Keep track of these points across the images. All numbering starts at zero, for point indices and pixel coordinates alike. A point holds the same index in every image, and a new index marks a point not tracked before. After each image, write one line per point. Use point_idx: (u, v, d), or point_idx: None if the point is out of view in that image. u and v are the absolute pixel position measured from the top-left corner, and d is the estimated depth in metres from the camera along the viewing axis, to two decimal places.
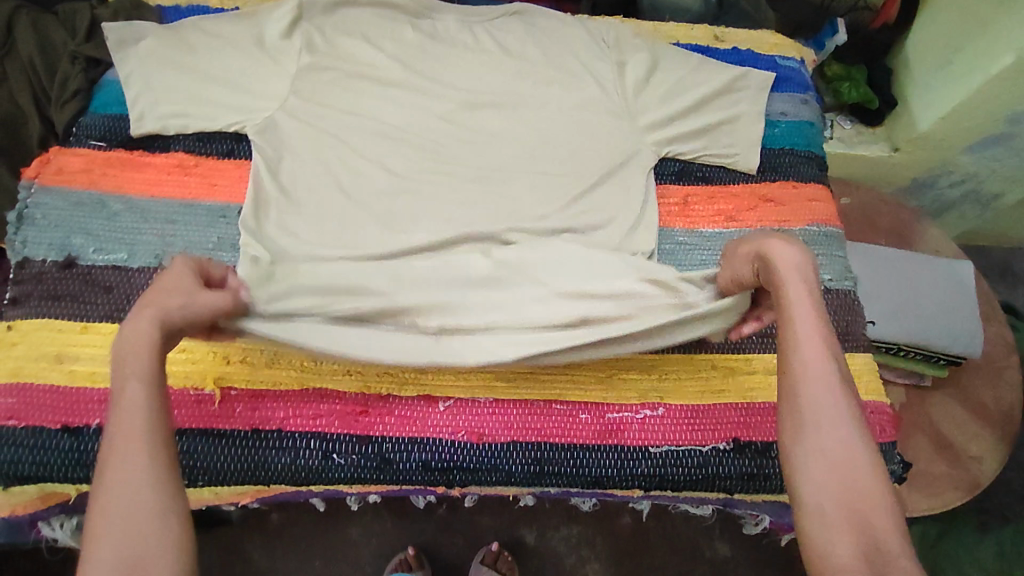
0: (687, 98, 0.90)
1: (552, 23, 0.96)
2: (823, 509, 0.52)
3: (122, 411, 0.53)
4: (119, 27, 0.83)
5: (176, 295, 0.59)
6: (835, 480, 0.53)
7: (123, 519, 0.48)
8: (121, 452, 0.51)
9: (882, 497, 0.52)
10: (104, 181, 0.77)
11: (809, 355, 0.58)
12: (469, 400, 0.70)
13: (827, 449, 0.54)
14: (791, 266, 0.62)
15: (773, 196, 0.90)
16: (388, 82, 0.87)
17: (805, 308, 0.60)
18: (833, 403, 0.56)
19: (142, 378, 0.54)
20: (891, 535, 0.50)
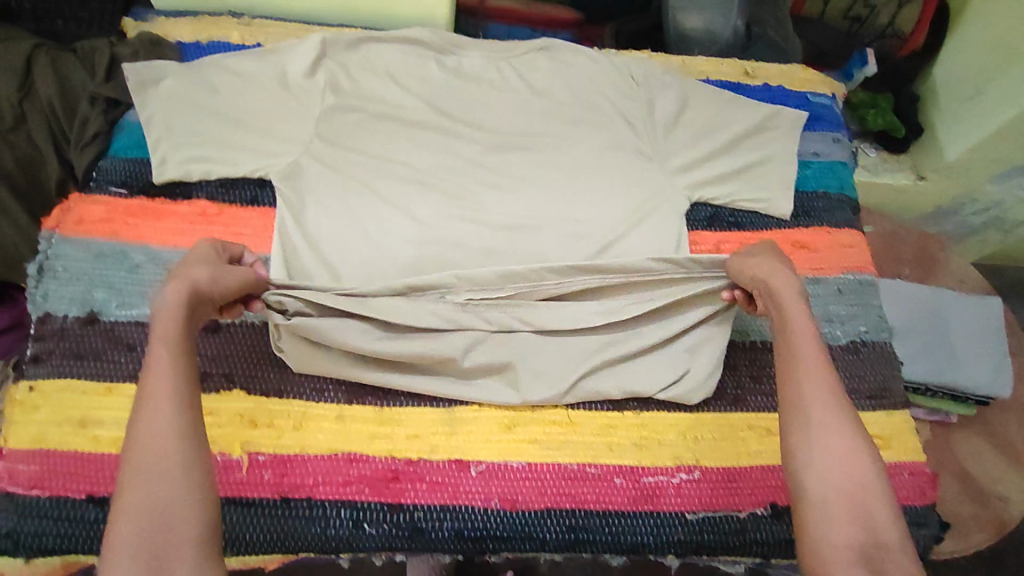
0: (719, 140, 0.88)
1: (580, 59, 0.91)
2: (826, 502, 0.55)
3: (151, 374, 0.54)
4: (139, 67, 0.81)
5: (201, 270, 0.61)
6: (837, 478, 0.56)
7: (148, 471, 0.50)
8: (152, 410, 0.53)
9: (880, 495, 0.55)
10: (125, 231, 0.75)
11: (810, 369, 0.62)
12: (501, 464, 0.69)
13: (830, 450, 0.58)
14: (789, 291, 0.68)
15: (807, 242, 0.87)
16: (414, 123, 0.85)
17: (805, 327, 0.65)
18: (835, 410, 0.60)
19: (166, 344, 0.56)
20: (888, 528, 0.53)
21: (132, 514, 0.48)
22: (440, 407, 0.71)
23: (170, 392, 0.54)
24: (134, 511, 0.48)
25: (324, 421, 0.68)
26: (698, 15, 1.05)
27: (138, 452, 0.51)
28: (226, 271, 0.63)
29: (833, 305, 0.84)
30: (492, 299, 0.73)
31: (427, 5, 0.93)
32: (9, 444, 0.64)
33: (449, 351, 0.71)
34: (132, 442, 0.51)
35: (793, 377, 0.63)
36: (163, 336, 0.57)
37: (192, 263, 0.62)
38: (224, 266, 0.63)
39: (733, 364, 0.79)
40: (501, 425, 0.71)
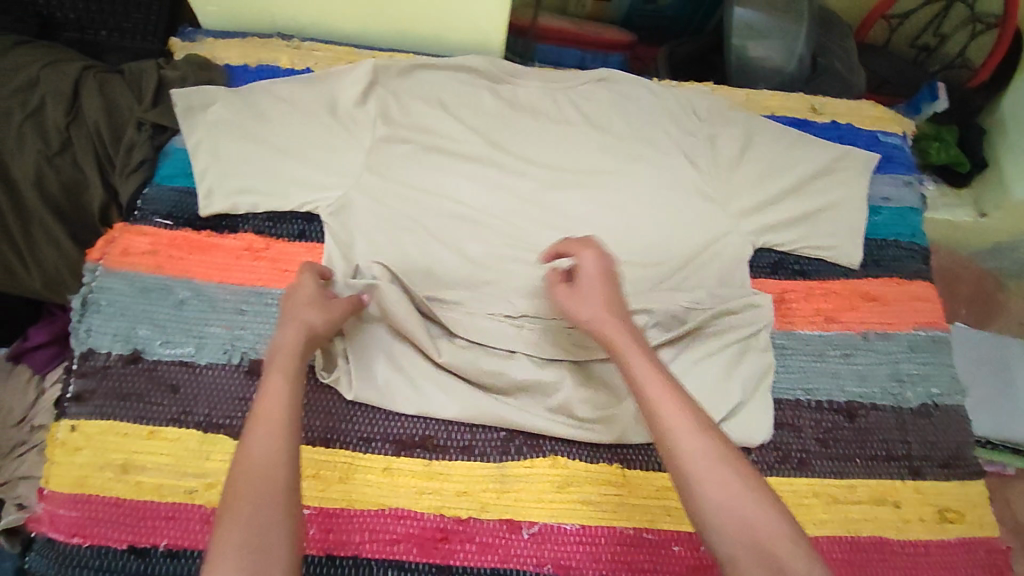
0: (785, 181, 0.83)
1: (639, 90, 0.88)
2: (731, 555, 0.49)
3: (265, 398, 0.54)
4: (188, 92, 0.80)
5: (310, 308, 0.62)
6: (730, 523, 0.50)
7: (253, 490, 0.48)
8: (262, 431, 0.52)
9: (777, 520, 0.50)
10: (170, 265, 0.74)
11: (667, 410, 0.56)
12: (554, 527, 0.65)
13: (714, 497, 0.51)
14: (602, 319, 0.64)
15: (876, 294, 0.82)
16: (466, 156, 0.82)
17: (634, 361, 0.60)
18: (704, 445, 0.54)
19: (284, 372, 0.56)
20: (791, 554, 0.48)
21: (236, 536, 0.46)
22: (489, 462, 0.67)
23: (284, 417, 0.53)
24: (241, 534, 0.46)
25: (370, 473, 0.65)
26: (762, 44, 1.00)
27: (246, 472, 0.49)
28: (335, 309, 0.64)
29: (905, 363, 0.79)
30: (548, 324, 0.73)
31: (480, 30, 0.89)
32: (50, 487, 0.63)
33: (509, 365, 0.71)
34: (239, 464, 0.50)
35: (656, 426, 0.56)
36: (283, 367, 0.57)
37: (304, 302, 0.63)
38: (332, 304, 0.64)
39: (798, 425, 0.74)
40: (554, 484, 0.67)
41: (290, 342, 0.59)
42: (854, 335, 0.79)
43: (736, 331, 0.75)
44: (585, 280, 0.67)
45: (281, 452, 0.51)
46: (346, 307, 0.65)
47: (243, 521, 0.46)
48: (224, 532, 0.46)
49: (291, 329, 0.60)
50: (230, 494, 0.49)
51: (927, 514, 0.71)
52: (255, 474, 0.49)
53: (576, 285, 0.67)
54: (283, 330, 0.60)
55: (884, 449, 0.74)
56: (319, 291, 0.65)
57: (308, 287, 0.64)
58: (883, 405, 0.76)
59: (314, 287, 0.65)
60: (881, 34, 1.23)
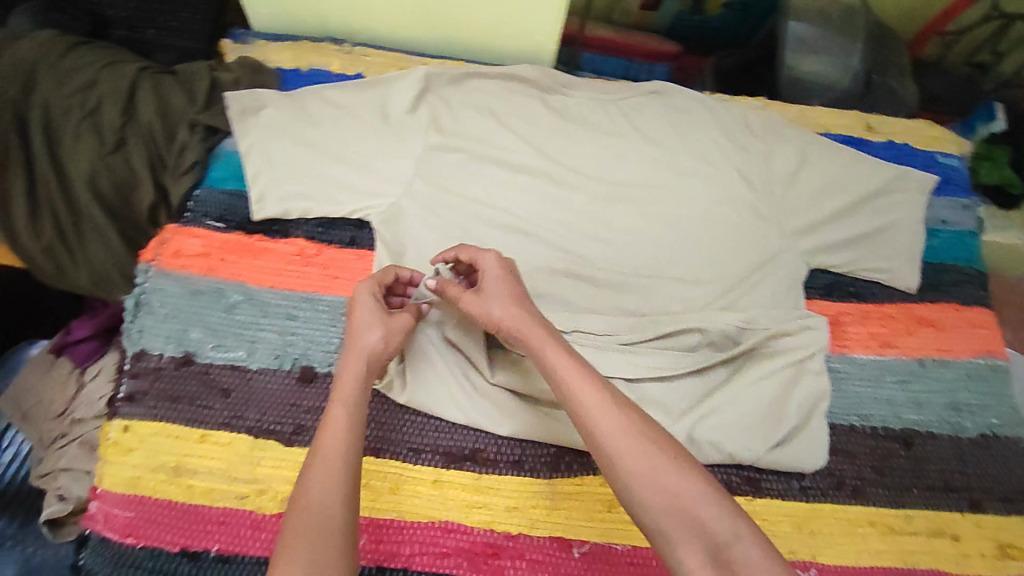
0: (843, 201, 0.81)
1: (692, 104, 0.87)
2: (662, 531, 0.48)
3: (326, 433, 0.54)
4: (242, 96, 0.80)
5: (370, 329, 0.61)
6: (657, 497, 0.49)
7: (310, 529, 0.48)
8: (321, 468, 0.52)
9: (702, 487, 0.49)
10: (222, 268, 0.74)
11: (583, 393, 0.54)
12: (604, 546, 0.65)
13: (637, 473, 0.50)
14: (513, 311, 0.61)
15: (933, 320, 0.80)
16: (516, 166, 0.81)
17: (543, 342, 0.58)
18: (623, 422, 0.52)
19: (344, 406, 0.56)
20: (720, 519, 0.48)
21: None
22: (539, 479, 0.66)
23: (344, 455, 0.53)
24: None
25: (420, 485, 0.65)
26: (814, 60, 0.99)
27: (306, 510, 0.50)
28: (396, 326, 0.63)
29: (963, 392, 0.77)
30: (602, 341, 0.73)
31: (532, 39, 0.88)
32: (104, 486, 0.63)
33: None
34: (298, 502, 0.50)
35: (575, 409, 0.54)
36: (345, 400, 0.56)
37: (364, 323, 0.61)
38: (392, 322, 0.62)
39: (852, 451, 0.72)
40: (604, 503, 0.66)
41: (352, 372, 0.58)
42: (910, 361, 0.78)
43: (788, 354, 0.74)
44: (491, 283, 0.63)
45: (338, 492, 0.51)
46: (406, 325, 0.63)
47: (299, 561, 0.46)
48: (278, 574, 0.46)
49: (351, 355, 0.59)
50: (287, 530, 0.49)
51: (986, 548, 0.69)
52: (313, 513, 0.49)
53: (483, 292, 0.63)
54: (344, 358, 0.59)
55: (942, 480, 0.72)
56: (379, 309, 0.63)
57: (368, 305, 0.63)
58: (941, 434, 0.74)
59: (373, 304, 0.63)
60: (935, 49, 1.17)
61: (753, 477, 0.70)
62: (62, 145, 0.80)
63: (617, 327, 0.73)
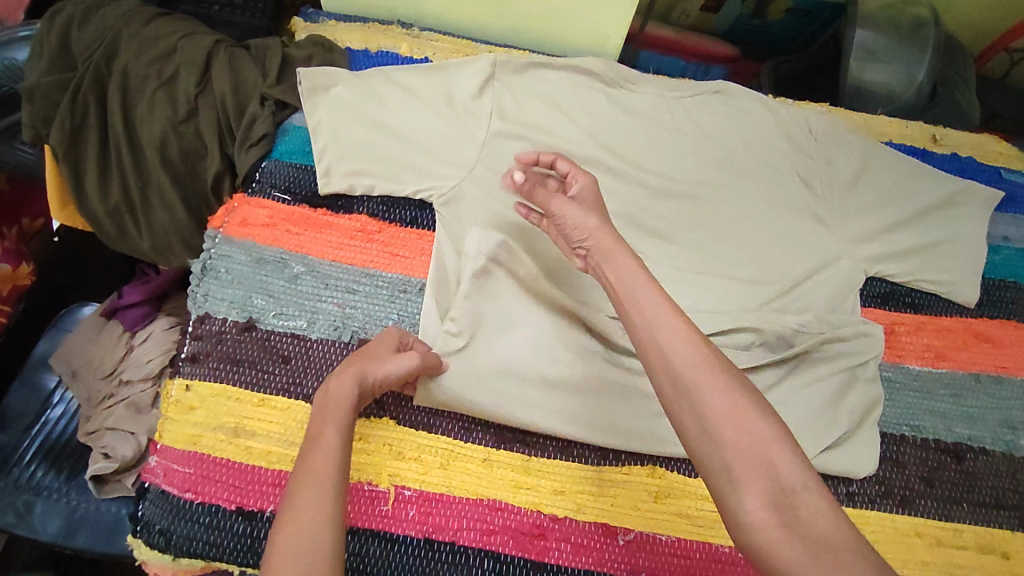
0: (899, 212, 0.82)
1: (754, 105, 0.87)
2: (726, 468, 0.46)
3: (316, 450, 0.54)
4: (313, 72, 0.81)
5: (370, 358, 0.62)
6: (726, 434, 0.47)
7: (298, 546, 0.46)
8: (309, 483, 0.51)
9: (775, 429, 0.47)
10: (286, 239, 0.75)
11: (661, 319, 0.52)
12: (650, 536, 0.64)
13: (710, 406, 0.48)
14: (601, 231, 0.61)
15: (991, 336, 0.79)
16: (577, 157, 0.82)
17: (625, 267, 0.57)
18: (701, 355, 0.50)
19: (337, 426, 0.56)
20: (790, 466, 0.46)
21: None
22: (588, 465, 0.67)
23: (332, 475, 0.52)
24: None
25: (469, 463, 0.65)
26: (877, 69, 0.99)
27: (293, 520, 0.48)
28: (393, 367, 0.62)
29: (1018, 411, 0.76)
30: None
31: (599, 33, 0.89)
32: (165, 441, 0.65)
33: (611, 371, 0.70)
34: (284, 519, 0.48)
35: (651, 334, 0.52)
36: (337, 420, 0.57)
37: (372, 352, 0.63)
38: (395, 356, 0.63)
39: (903, 461, 0.71)
40: (651, 494, 0.66)
41: (347, 391, 0.59)
42: (965, 375, 0.77)
43: (842, 360, 0.74)
44: (582, 201, 0.65)
45: (327, 511, 0.49)
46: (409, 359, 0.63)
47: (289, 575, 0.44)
48: None
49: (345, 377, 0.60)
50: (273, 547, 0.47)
51: None
52: (303, 530, 0.47)
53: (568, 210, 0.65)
54: (339, 376, 0.60)
55: (993, 496, 0.71)
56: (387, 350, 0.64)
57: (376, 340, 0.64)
58: (993, 450, 0.73)
59: (382, 340, 0.64)
60: (1000, 67, 1.15)
61: None
62: (137, 111, 0.82)
63: None
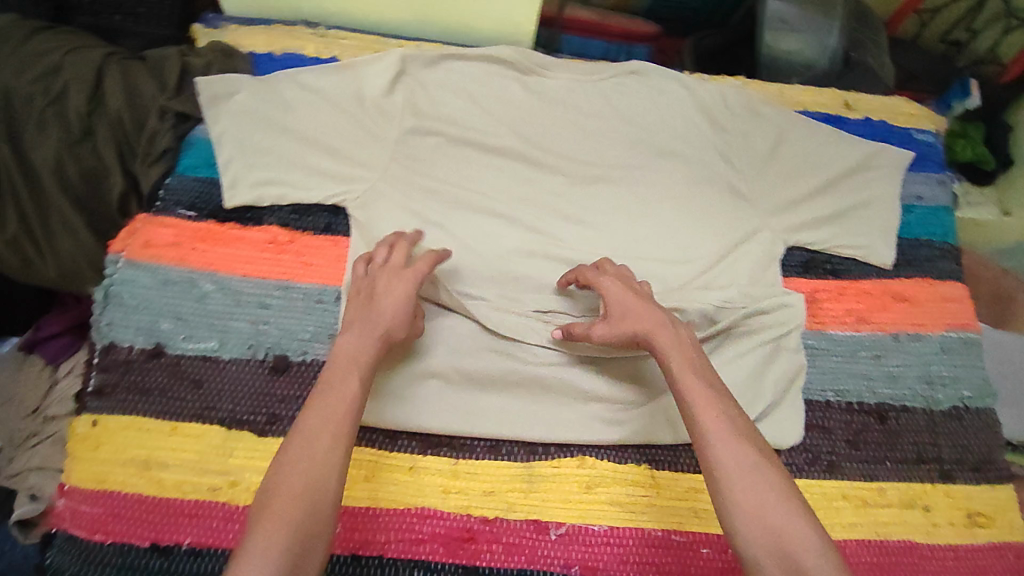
0: (816, 180, 0.82)
1: (671, 83, 0.85)
2: (756, 559, 0.50)
3: (332, 397, 0.55)
4: (212, 81, 0.77)
5: (397, 324, 0.62)
6: (758, 528, 0.51)
7: (296, 499, 0.49)
8: (325, 434, 0.53)
9: (804, 528, 0.50)
10: (192, 257, 0.72)
11: (707, 416, 0.56)
12: (581, 527, 0.65)
13: (742, 502, 0.51)
14: (645, 322, 0.62)
15: (908, 295, 0.81)
16: (493, 150, 0.80)
17: (673, 356, 0.60)
18: (742, 452, 0.54)
19: (358, 380, 0.57)
20: (819, 563, 0.48)
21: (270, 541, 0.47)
22: (517, 462, 0.67)
23: (343, 431, 0.54)
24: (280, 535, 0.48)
25: (397, 472, 0.65)
26: (791, 38, 0.99)
27: (303, 466, 0.51)
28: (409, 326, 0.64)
29: (936, 366, 0.78)
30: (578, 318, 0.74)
31: (511, 21, 0.86)
32: (71, 482, 0.62)
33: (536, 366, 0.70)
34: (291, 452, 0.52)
35: (694, 426, 0.56)
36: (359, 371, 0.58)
37: (388, 310, 0.62)
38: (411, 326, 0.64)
39: (828, 427, 0.73)
40: (582, 485, 0.67)
41: (368, 346, 0.60)
42: (884, 336, 0.78)
43: (763, 333, 0.75)
44: (616, 303, 0.64)
45: (329, 465, 0.52)
46: (417, 332, 0.66)
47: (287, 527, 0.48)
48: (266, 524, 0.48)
49: (369, 338, 0.60)
50: (271, 494, 0.50)
51: (956, 518, 0.71)
52: (304, 480, 0.50)
53: (610, 317, 0.64)
54: (360, 339, 0.59)
55: (915, 452, 0.73)
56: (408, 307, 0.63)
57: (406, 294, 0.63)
58: (914, 407, 0.76)
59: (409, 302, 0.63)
60: (912, 28, 1.17)
61: None
62: (24, 137, 0.76)
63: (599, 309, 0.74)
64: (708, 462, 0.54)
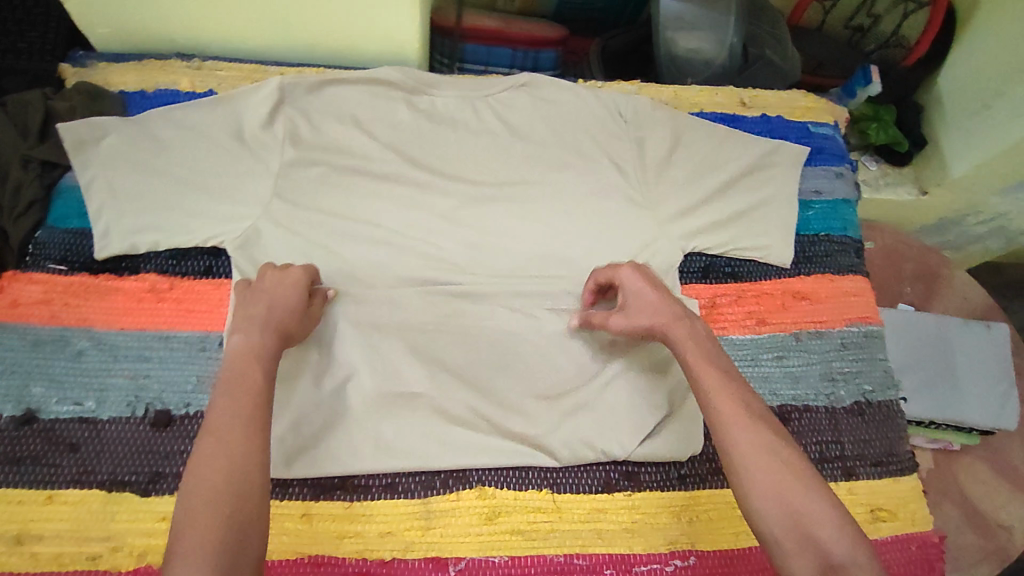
0: (714, 181, 0.81)
1: (562, 93, 0.83)
2: (773, 538, 0.50)
3: (233, 383, 0.51)
4: (77, 124, 0.72)
5: (295, 317, 0.61)
6: (775, 507, 0.50)
7: (218, 496, 0.45)
8: (237, 418, 0.49)
9: (823, 506, 0.50)
10: (66, 313, 0.69)
11: (720, 400, 0.56)
12: (480, 560, 0.65)
13: (759, 482, 0.51)
14: (661, 316, 0.63)
15: (808, 292, 0.82)
16: (379, 176, 0.78)
17: (686, 348, 0.60)
18: (755, 433, 0.53)
19: (262, 364, 0.54)
20: (837, 538, 0.48)
21: (199, 540, 0.43)
22: (414, 499, 0.66)
23: (257, 409, 0.50)
24: (218, 531, 0.44)
25: (288, 521, 0.64)
26: (691, 37, 0.98)
27: (224, 454, 0.47)
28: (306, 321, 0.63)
29: (837, 361, 0.79)
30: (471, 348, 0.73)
31: (395, 41, 0.83)
32: None
33: (426, 398, 0.69)
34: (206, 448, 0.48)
35: (710, 410, 0.56)
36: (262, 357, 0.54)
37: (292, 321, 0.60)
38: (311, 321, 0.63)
39: None
40: (481, 517, 0.66)
41: (267, 341, 0.56)
42: (786, 336, 0.79)
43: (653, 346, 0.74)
44: (636, 296, 0.66)
45: (254, 453, 0.48)
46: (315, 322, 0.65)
47: (213, 522, 0.44)
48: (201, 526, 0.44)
49: (269, 332, 0.57)
50: (191, 492, 0.46)
51: (858, 514, 0.72)
52: (228, 467, 0.47)
53: (627, 309, 0.66)
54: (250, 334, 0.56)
55: (817, 452, 0.74)
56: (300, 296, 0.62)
57: (299, 288, 0.63)
58: (816, 405, 0.76)
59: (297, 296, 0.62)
60: (816, 16, 1.19)
61: (631, 470, 0.70)
62: None
63: (494, 337, 0.74)
64: (720, 443, 0.54)
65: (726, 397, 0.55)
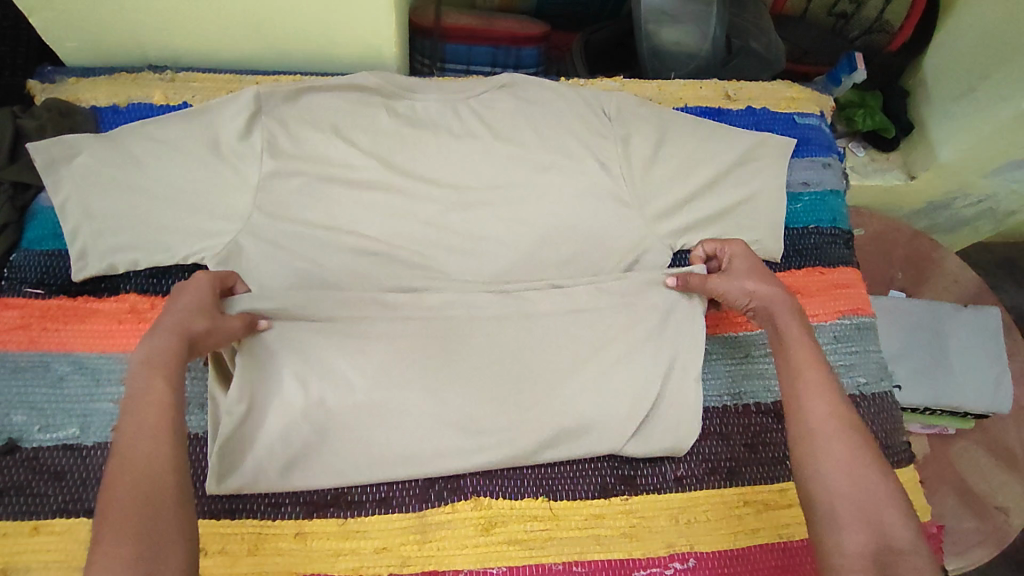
0: (700, 177, 0.80)
1: (543, 94, 0.82)
2: (834, 508, 0.53)
3: (138, 404, 0.51)
4: (47, 143, 0.70)
5: (200, 316, 0.57)
6: (841, 480, 0.54)
7: (125, 510, 0.45)
8: (145, 438, 0.49)
9: (888, 493, 0.53)
10: (45, 338, 0.68)
11: (808, 374, 0.60)
12: (477, 571, 0.64)
13: (834, 454, 0.55)
14: (763, 287, 0.67)
15: (798, 286, 0.81)
16: (362, 185, 0.76)
17: (788, 320, 0.64)
18: (834, 410, 0.58)
19: (164, 375, 0.52)
20: (896, 523, 0.52)
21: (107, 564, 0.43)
22: (409, 512, 0.66)
23: (163, 426, 0.50)
24: (128, 551, 0.44)
25: (281, 541, 0.64)
26: (675, 30, 0.97)
27: (130, 476, 0.47)
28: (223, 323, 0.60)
29: (831, 355, 0.78)
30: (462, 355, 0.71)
31: (372, 44, 0.81)
32: None
33: (417, 411, 0.68)
34: (116, 470, 0.48)
35: (797, 378, 0.60)
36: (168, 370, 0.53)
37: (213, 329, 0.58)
38: (224, 319, 0.60)
39: (727, 433, 0.73)
40: (478, 527, 0.66)
41: (169, 349, 0.54)
42: None
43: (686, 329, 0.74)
44: (739, 264, 0.71)
45: (161, 470, 0.48)
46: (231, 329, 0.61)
47: (121, 538, 0.44)
48: (110, 550, 0.44)
49: (174, 337, 0.55)
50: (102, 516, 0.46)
51: None
52: (135, 485, 0.47)
53: (729, 272, 0.71)
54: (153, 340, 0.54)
55: None
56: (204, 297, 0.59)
57: (201, 292, 0.59)
58: None
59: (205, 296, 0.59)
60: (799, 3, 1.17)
61: (628, 474, 0.70)
62: None
63: (486, 343, 0.72)
64: (801, 409, 0.59)
65: (817, 371, 0.60)
